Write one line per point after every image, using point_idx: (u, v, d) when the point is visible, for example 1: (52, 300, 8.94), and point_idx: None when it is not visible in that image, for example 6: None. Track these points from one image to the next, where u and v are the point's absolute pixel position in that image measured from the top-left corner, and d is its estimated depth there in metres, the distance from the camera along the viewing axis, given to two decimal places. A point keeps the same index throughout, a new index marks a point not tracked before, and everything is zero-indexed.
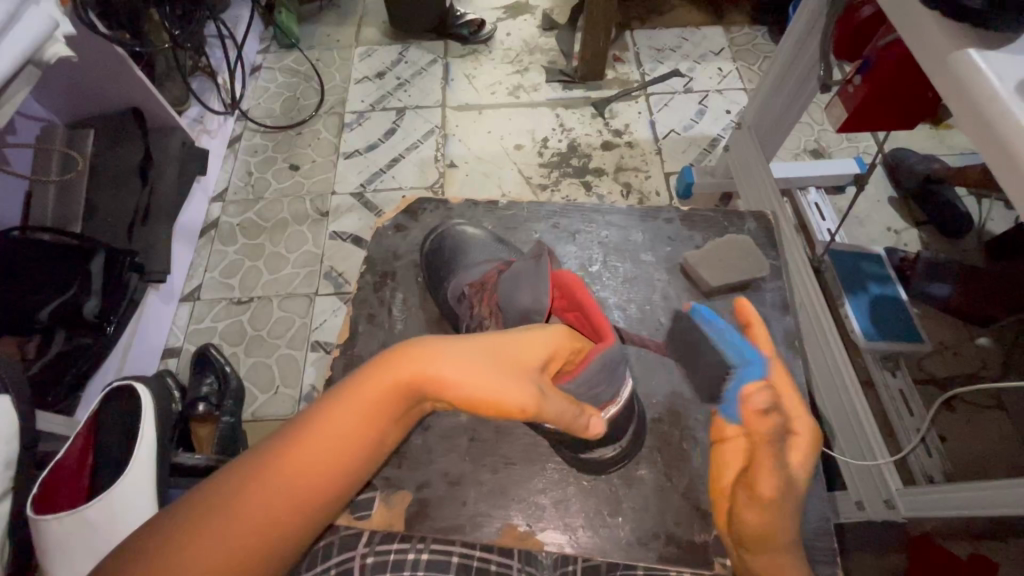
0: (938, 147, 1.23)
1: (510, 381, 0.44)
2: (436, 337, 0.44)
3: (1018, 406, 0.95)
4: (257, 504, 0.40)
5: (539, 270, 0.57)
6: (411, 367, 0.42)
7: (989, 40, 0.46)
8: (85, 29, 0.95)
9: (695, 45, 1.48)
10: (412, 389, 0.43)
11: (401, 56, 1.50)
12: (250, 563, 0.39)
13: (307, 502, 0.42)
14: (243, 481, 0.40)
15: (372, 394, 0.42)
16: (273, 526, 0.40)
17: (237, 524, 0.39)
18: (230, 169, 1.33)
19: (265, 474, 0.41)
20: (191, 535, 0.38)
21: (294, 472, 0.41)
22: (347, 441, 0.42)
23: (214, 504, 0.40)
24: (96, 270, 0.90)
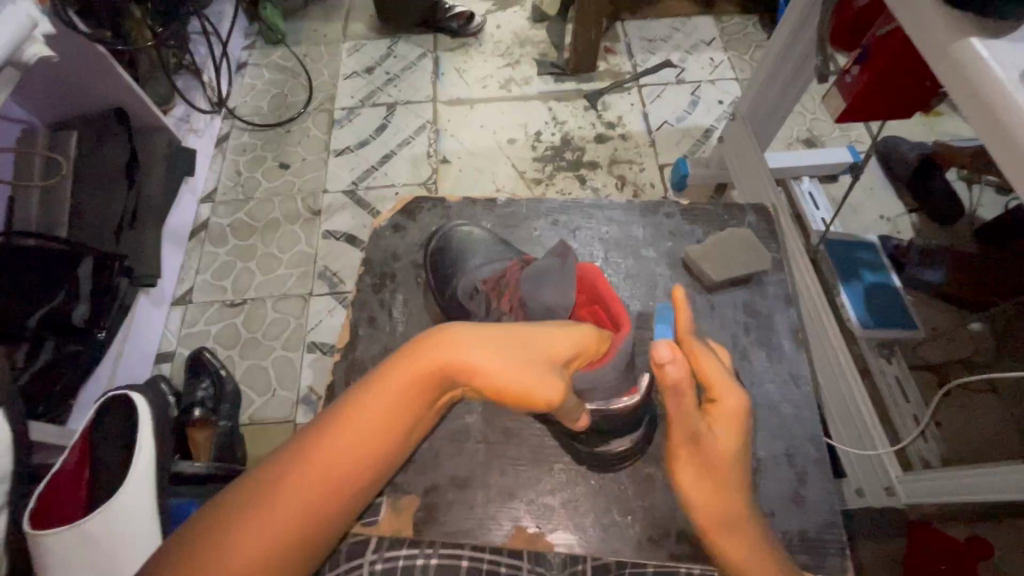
0: (929, 134, 1.23)
1: (534, 368, 0.43)
2: (463, 326, 0.45)
3: (1011, 391, 0.97)
4: (293, 495, 0.42)
5: (566, 268, 0.58)
6: (438, 356, 0.43)
7: (991, 29, 0.46)
8: (65, 27, 0.92)
9: (687, 35, 1.47)
10: (440, 378, 0.44)
11: (390, 50, 1.48)
12: (296, 543, 0.42)
13: (342, 491, 0.43)
14: (286, 468, 0.42)
15: (401, 383, 0.44)
16: (308, 517, 0.42)
17: (275, 514, 0.41)
18: (218, 169, 1.31)
19: (299, 466, 0.42)
20: (241, 519, 0.41)
21: (328, 462, 0.43)
22: (378, 431, 0.44)
23: (249, 497, 0.42)
24: (85, 274, 0.87)
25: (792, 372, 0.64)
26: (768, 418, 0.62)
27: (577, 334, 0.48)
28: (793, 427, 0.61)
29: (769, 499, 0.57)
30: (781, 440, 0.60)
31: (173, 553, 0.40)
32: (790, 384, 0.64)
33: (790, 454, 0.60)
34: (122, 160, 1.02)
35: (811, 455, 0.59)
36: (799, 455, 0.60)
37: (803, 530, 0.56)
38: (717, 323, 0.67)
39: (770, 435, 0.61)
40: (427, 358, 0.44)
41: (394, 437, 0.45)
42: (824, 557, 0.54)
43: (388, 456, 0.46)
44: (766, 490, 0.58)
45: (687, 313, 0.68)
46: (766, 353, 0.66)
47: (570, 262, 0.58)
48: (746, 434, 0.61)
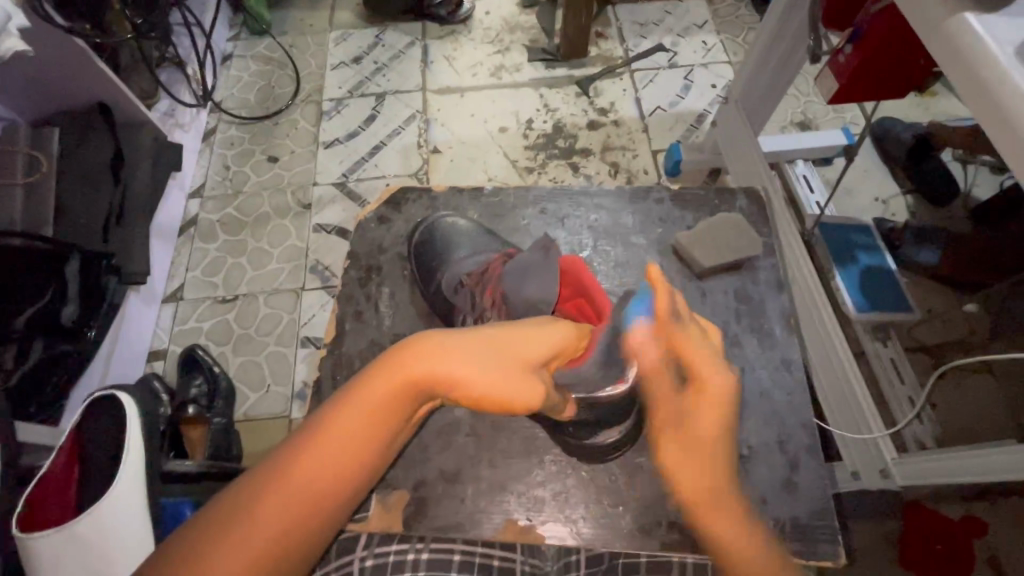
0: (924, 114, 1.22)
1: (511, 373, 0.45)
2: (444, 334, 0.46)
3: (1004, 370, 0.97)
4: (272, 512, 0.41)
5: (549, 262, 0.57)
6: (417, 366, 0.44)
7: (986, 3, 0.45)
8: (42, 21, 0.90)
9: (678, 18, 1.45)
10: (419, 388, 0.45)
11: (378, 39, 1.45)
12: (277, 557, 0.41)
13: (324, 502, 0.43)
14: (268, 480, 0.42)
15: (380, 395, 0.44)
16: (290, 529, 0.42)
17: (253, 532, 0.40)
18: (206, 163, 1.29)
19: (278, 480, 0.42)
20: (221, 533, 0.40)
21: (306, 478, 0.42)
22: (356, 444, 0.44)
23: (226, 515, 0.41)
24: (72, 273, 0.86)
25: (785, 358, 0.64)
26: (760, 405, 0.61)
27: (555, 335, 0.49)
28: (786, 414, 0.61)
29: (760, 486, 0.57)
30: (773, 427, 0.60)
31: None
32: (782, 370, 0.63)
33: (782, 441, 0.59)
34: (107, 156, 1.01)
35: (805, 442, 0.59)
36: (791, 442, 0.59)
37: (796, 518, 0.56)
38: (708, 309, 0.67)
39: (761, 422, 0.60)
40: (405, 368, 0.44)
41: (372, 449, 0.45)
42: (816, 543, 0.54)
43: (367, 469, 0.46)
44: (758, 478, 0.57)
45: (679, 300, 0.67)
46: (759, 339, 0.65)
47: (551, 255, 0.58)
48: (738, 421, 0.60)
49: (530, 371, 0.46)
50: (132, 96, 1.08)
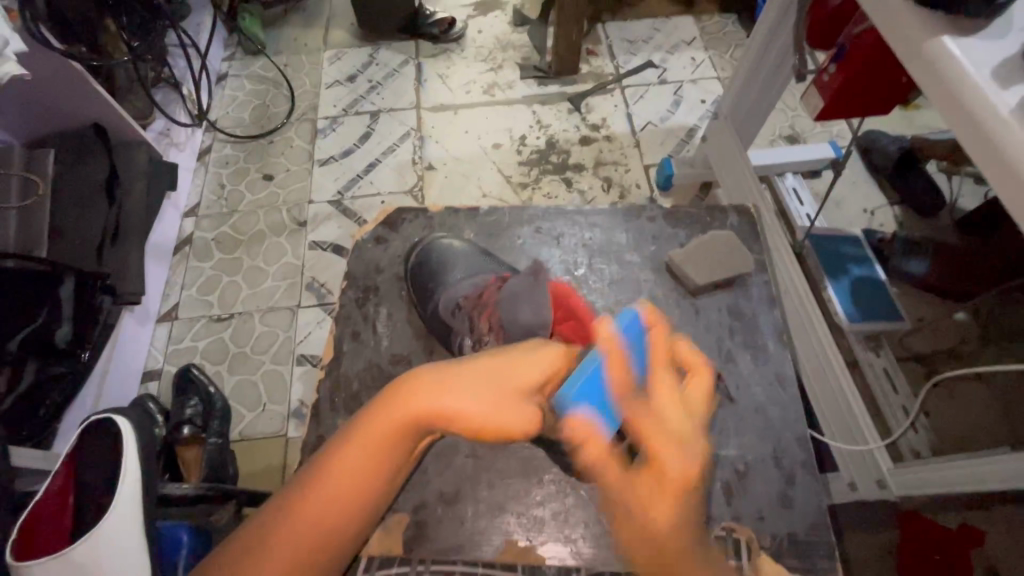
0: (908, 127, 1.25)
1: (504, 404, 0.47)
2: (444, 367, 0.48)
3: (996, 378, 0.98)
4: (282, 559, 0.41)
5: (536, 283, 0.59)
6: (416, 398, 0.46)
7: (962, 27, 0.46)
8: (39, 44, 0.91)
9: (667, 35, 1.48)
10: (419, 421, 0.46)
11: (372, 58, 1.47)
12: None
13: (336, 537, 0.44)
14: (280, 516, 0.43)
15: (385, 432, 0.45)
16: (304, 565, 0.42)
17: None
18: (201, 182, 1.30)
19: (288, 516, 0.42)
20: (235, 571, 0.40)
21: (315, 516, 0.43)
22: (364, 483, 0.45)
23: (240, 553, 0.41)
24: (67, 296, 0.86)
25: (779, 373, 0.65)
26: (756, 421, 0.62)
27: (547, 362, 0.50)
28: (781, 429, 0.61)
29: (757, 502, 0.57)
30: (769, 443, 0.61)
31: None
32: (776, 384, 0.64)
33: (779, 457, 0.60)
34: (102, 176, 1.01)
35: (800, 457, 0.60)
36: (787, 457, 0.60)
37: (794, 533, 0.56)
38: (703, 326, 0.68)
39: (757, 438, 0.61)
40: (405, 401, 0.46)
41: (377, 485, 0.45)
42: (814, 559, 0.55)
43: (374, 509, 0.46)
44: (756, 494, 0.58)
45: (674, 317, 0.68)
46: (753, 354, 0.66)
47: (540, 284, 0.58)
48: (733, 437, 0.61)
49: (526, 401, 0.48)
50: (128, 117, 1.09)
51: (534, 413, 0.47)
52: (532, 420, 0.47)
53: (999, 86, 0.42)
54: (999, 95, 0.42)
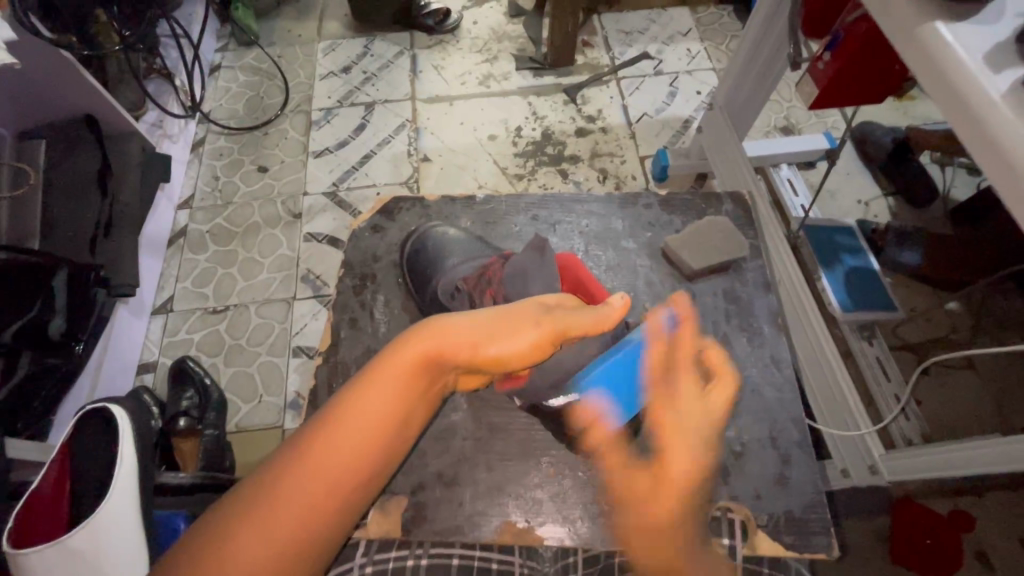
0: (903, 118, 1.25)
1: (511, 327, 0.50)
2: (453, 315, 0.49)
3: (987, 366, 0.99)
4: (291, 510, 0.40)
5: (546, 261, 0.60)
6: (424, 338, 0.46)
7: (955, 11, 0.46)
8: (28, 34, 0.91)
9: (663, 26, 1.48)
10: (428, 364, 0.46)
11: (367, 49, 1.47)
12: (300, 552, 0.40)
13: (346, 492, 0.43)
14: (285, 469, 0.41)
15: (392, 382, 0.45)
16: (314, 518, 0.41)
17: (261, 552, 0.38)
18: (195, 174, 1.29)
19: (295, 468, 0.41)
20: (240, 523, 0.39)
21: (325, 467, 0.42)
22: (368, 446, 0.44)
23: (241, 509, 0.39)
24: (60, 286, 0.85)
25: (774, 357, 0.65)
26: (752, 403, 0.62)
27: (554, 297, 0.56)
28: (776, 412, 0.62)
29: (753, 483, 0.58)
30: (764, 425, 0.61)
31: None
32: (771, 368, 0.65)
33: (775, 439, 0.60)
34: (94, 167, 1.00)
35: (796, 438, 0.60)
36: (783, 439, 0.60)
37: (788, 513, 0.57)
38: (698, 311, 0.68)
39: (752, 420, 0.61)
40: (410, 344, 0.46)
41: (391, 433, 0.45)
42: (809, 537, 0.55)
43: (375, 476, 0.45)
44: (752, 476, 0.58)
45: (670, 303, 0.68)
46: (748, 339, 0.66)
47: (545, 255, 0.60)
48: (729, 419, 0.61)
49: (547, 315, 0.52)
50: (120, 108, 1.08)
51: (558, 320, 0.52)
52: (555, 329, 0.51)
53: (991, 71, 0.43)
54: (992, 80, 0.42)
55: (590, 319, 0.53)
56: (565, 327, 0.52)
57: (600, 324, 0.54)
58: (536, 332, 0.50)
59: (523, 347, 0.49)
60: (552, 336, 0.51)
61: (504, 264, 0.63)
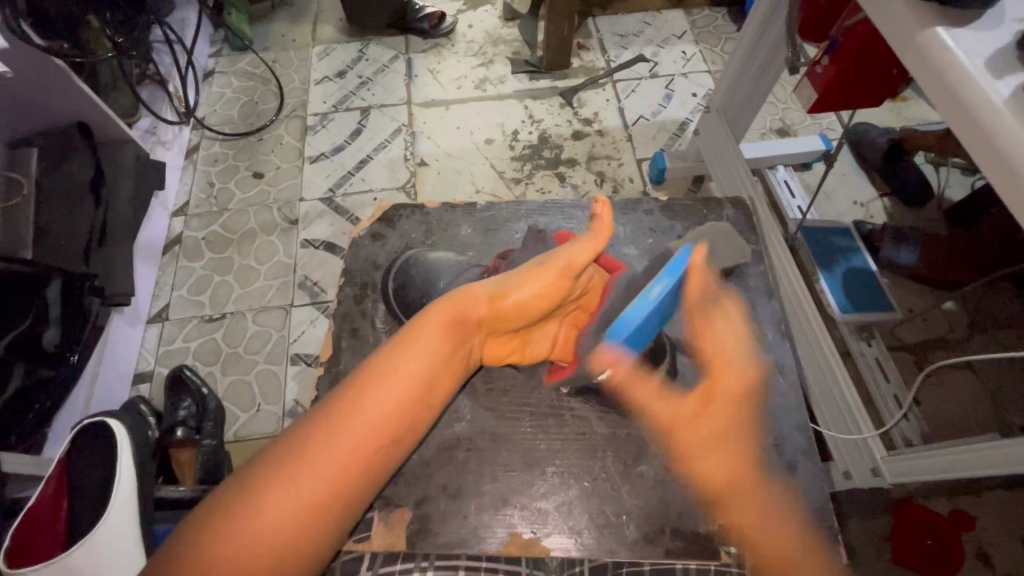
0: (897, 119, 1.26)
1: (523, 274, 0.53)
2: (479, 284, 0.54)
3: (985, 367, 1.00)
4: (326, 463, 0.45)
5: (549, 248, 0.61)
6: (443, 305, 0.52)
7: (956, 17, 0.46)
8: (19, 41, 0.89)
9: (658, 29, 1.48)
10: (448, 328, 0.51)
11: (362, 54, 1.46)
12: (332, 502, 0.45)
13: (377, 450, 0.47)
14: (325, 424, 0.46)
15: (415, 347, 0.50)
16: (347, 471, 0.46)
17: (294, 496, 0.43)
18: (190, 181, 1.28)
19: (332, 425, 0.46)
20: (283, 472, 0.44)
21: (357, 425, 0.46)
22: (394, 410, 0.48)
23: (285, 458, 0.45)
24: (53, 296, 0.84)
25: (776, 361, 0.65)
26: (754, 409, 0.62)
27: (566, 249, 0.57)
28: (779, 417, 0.62)
29: None
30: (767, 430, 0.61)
31: (193, 549, 0.41)
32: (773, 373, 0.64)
33: (779, 444, 0.60)
34: (87, 176, 0.99)
35: (799, 443, 0.60)
36: (787, 445, 0.60)
37: None
38: None
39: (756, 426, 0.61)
40: (431, 313, 0.52)
41: (420, 397, 0.49)
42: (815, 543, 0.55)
43: (402, 439, 0.49)
44: None
45: None
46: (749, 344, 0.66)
47: (547, 244, 0.62)
48: None
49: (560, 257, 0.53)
50: (113, 114, 1.07)
51: (568, 257, 0.53)
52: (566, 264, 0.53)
53: (992, 76, 0.43)
54: (994, 85, 0.42)
55: (586, 245, 0.54)
56: (570, 260, 0.53)
57: (599, 243, 0.54)
58: (545, 271, 0.52)
59: (535, 288, 0.52)
60: (566, 276, 0.52)
61: (506, 263, 0.63)
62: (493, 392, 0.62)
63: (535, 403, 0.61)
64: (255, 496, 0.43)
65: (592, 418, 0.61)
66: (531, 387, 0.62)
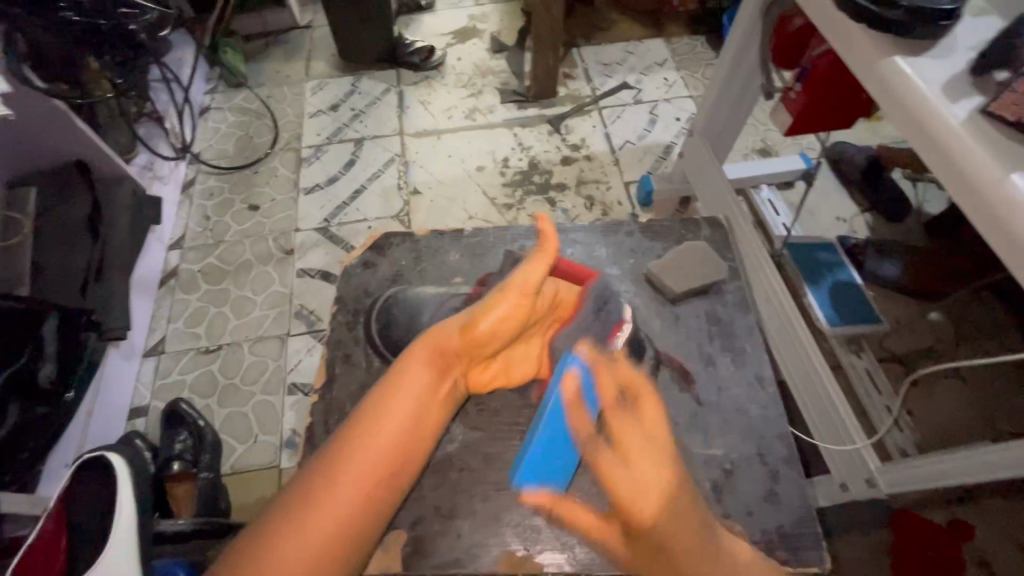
0: (872, 138, 1.31)
1: (490, 301, 0.54)
2: (456, 316, 0.56)
3: (973, 374, 1.02)
4: (333, 504, 0.46)
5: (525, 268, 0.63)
6: (425, 339, 0.54)
7: (912, 47, 0.50)
8: (24, 84, 0.92)
9: (640, 57, 1.54)
10: (431, 360, 0.53)
11: (354, 87, 1.50)
12: (342, 545, 0.45)
13: (381, 486, 0.48)
14: (325, 468, 0.47)
15: (405, 381, 0.51)
16: (353, 511, 0.46)
17: (301, 543, 0.44)
18: (185, 214, 1.29)
19: (333, 466, 0.47)
20: (290, 520, 0.45)
21: (358, 464, 0.47)
22: (395, 444, 0.49)
23: (290, 505, 0.46)
24: (50, 332, 0.84)
25: (759, 375, 0.66)
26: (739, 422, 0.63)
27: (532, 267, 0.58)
28: (763, 427, 0.63)
29: (745, 503, 0.58)
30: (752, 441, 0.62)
31: None
32: (756, 386, 0.66)
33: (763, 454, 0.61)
34: (85, 212, 1.00)
35: (784, 454, 0.61)
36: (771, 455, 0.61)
37: (780, 528, 0.57)
38: (684, 333, 0.69)
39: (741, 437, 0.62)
40: (413, 350, 0.54)
41: (418, 429, 0.51)
42: (802, 551, 0.56)
43: (401, 474, 0.50)
44: (744, 494, 0.59)
45: (656, 326, 0.70)
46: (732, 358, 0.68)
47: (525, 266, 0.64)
48: (717, 438, 0.62)
49: (514, 282, 0.54)
50: (112, 152, 1.10)
51: (522, 279, 0.54)
52: (521, 287, 0.54)
53: (949, 101, 0.45)
54: (951, 109, 0.45)
55: (537, 262, 0.55)
56: (527, 282, 0.54)
57: (547, 261, 0.56)
58: (506, 295, 0.54)
59: (499, 313, 0.53)
60: (525, 297, 0.54)
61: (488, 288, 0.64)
62: (485, 413, 0.63)
63: (526, 422, 0.62)
64: (265, 548, 0.44)
65: None
66: (523, 407, 0.63)
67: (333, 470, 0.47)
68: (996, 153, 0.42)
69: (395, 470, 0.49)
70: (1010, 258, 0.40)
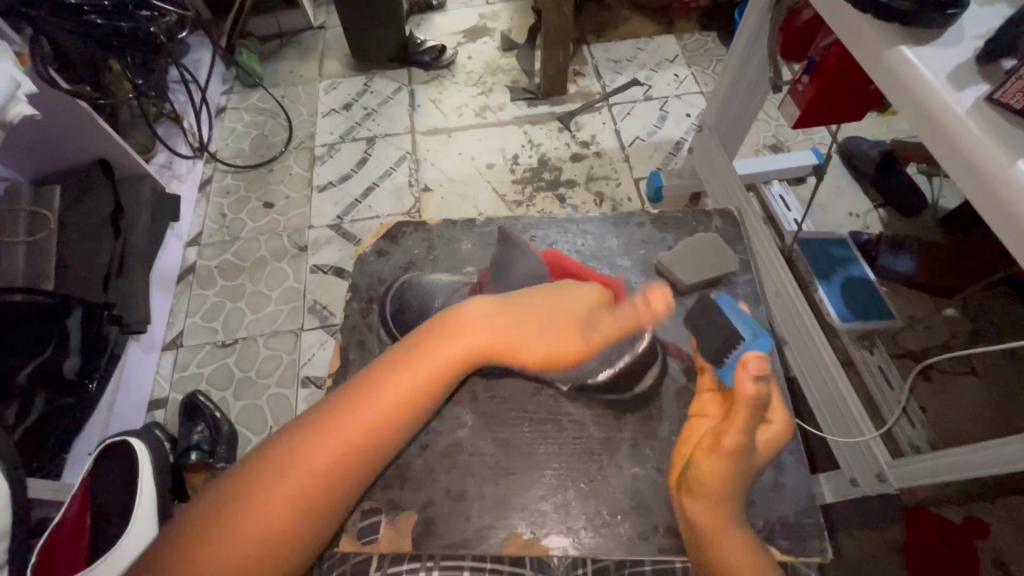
0: (886, 133, 1.30)
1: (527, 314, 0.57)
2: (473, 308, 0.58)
3: (989, 369, 1.00)
4: (314, 467, 0.48)
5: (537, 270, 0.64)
6: (437, 327, 0.56)
7: (918, 37, 0.49)
8: (49, 86, 0.96)
9: (651, 54, 1.54)
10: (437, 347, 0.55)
11: (367, 86, 1.52)
12: (314, 506, 0.48)
13: (362, 458, 0.50)
14: (315, 431, 0.50)
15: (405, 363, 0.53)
16: (330, 476, 0.48)
17: (277, 495, 0.46)
18: (203, 211, 1.33)
19: (324, 431, 0.50)
20: (273, 471, 0.47)
21: (345, 434, 0.50)
22: (383, 422, 0.51)
23: (276, 457, 0.48)
24: (74, 326, 0.87)
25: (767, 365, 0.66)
26: None
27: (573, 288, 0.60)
28: None
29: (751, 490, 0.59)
30: None
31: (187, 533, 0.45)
32: None
33: None
34: (107, 210, 1.03)
35: (791, 444, 0.61)
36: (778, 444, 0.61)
37: (786, 517, 0.57)
38: None
39: None
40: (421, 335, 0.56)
41: (408, 413, 0.52)
42: (807, 541, 0.56)
43: (382, 451, 0.52)
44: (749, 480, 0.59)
45: (664, 317, 0.70)
46: None
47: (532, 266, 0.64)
48: None
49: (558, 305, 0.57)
50: (132, 152, 1.13)
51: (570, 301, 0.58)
52: (561, 310, 0.57)
53: (954, 89, 0.45)
54: (956, 97, 0.45)
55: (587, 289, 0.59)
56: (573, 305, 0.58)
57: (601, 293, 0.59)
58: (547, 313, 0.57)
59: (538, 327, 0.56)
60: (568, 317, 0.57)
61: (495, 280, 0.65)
62: (495, 399, 0.64)
63: (534, 410, 0.63)
64: (246, 492, 0.46)
65: (588, 423, 0.62)
66: (530, 394, 0.64)
67: (322, 434, 0.49)
68: (1002, 142, 0.42)
69: (378, 448, 0.51)
70: (1016, 248, 0.40)
